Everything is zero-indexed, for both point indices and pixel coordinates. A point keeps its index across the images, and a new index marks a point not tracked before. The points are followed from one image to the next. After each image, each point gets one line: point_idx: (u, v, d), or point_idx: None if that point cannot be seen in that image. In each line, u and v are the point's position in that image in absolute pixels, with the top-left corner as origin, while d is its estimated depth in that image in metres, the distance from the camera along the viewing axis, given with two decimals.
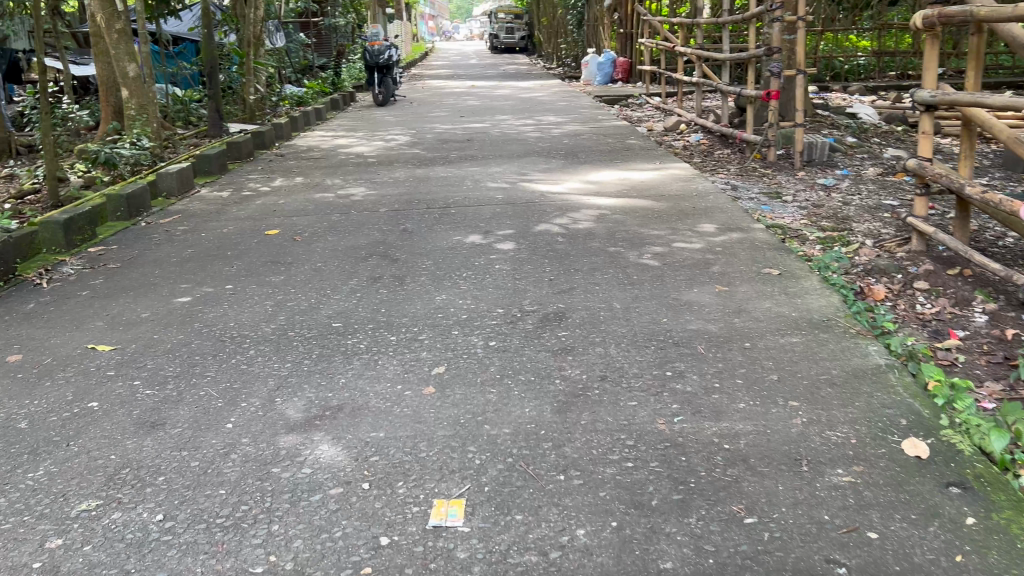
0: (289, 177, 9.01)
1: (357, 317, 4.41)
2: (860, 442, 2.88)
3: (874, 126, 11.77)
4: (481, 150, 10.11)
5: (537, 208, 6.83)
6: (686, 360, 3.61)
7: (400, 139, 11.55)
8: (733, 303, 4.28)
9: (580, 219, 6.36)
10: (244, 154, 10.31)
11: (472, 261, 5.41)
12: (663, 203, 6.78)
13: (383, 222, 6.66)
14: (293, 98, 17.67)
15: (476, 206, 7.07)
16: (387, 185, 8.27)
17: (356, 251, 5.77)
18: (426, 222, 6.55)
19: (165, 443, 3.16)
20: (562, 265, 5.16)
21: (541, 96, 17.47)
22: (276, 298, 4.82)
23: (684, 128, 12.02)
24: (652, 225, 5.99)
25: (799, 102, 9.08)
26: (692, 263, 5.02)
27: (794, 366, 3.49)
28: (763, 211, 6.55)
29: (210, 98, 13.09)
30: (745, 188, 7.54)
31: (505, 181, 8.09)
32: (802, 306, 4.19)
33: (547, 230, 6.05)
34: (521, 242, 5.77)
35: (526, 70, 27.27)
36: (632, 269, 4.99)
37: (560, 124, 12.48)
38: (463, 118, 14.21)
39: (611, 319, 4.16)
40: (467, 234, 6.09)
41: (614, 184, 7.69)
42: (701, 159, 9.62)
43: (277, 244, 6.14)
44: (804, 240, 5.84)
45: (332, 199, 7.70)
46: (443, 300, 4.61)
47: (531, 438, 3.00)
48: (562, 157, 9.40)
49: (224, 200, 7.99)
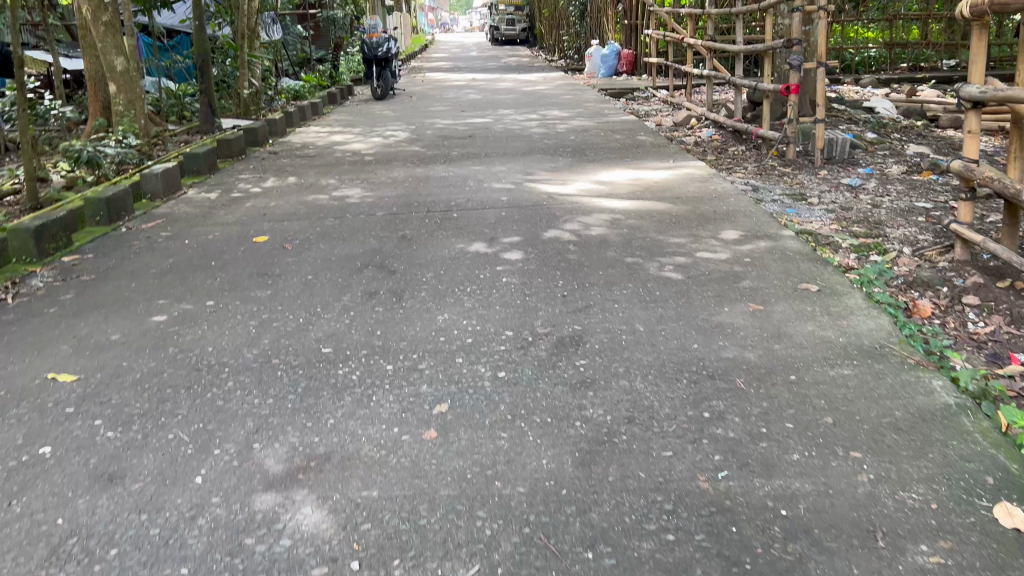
0: (281, 177, 8.55)
1: (350, 340, 3.96)
2: (943, 509, 2.43)
3: (893, 120, 11.29)
4: (483, 148, 9.63)
5: (545, 212, 6.37)
6: (724, 398, 3.15)
7: (399, 135, 11.08)
8: (770, 325, 3.82)
9: (592, 224, 5.91)
10: (235, 151, 9.84)
11: (477, 273, 4.96)
12: (681, 206, 6.32)
13: (379, 228, 6.20)
14: (289, 92, 17.19)
15: (479, 209, 6.61)
16: (385, 186, 7.80)
17: (350, 262, 5.31)
18: (426, 228, 6.09)
19: (122, 503, 2.71)
20: (576, 279, 4.70)
21: (544, 90, 16.97)
22: (261, 318, 4.37)
23: (695, 123, 11.55)
24: (671, 232, 5.53)
25: (820, 97, 8.58)
26: (719, 277, 4.55)
27: (850, 406, 3.04)
28: (788, 215, 6.09)
29: (202, 92, 12.61)
30: (766, 189, 7.07)
31: (510, 181, 7.63)
32: (849, 329, 3.72)
33: (557, 237, 5.60)
34: (529, 252, 5.31)
35: (527, 63, 26.74)
36: (652, 284, 4.53)
37: (565, 119, 11.99)
38: (463, 112, 13.72)
39: (635, 344, 3.70)
40: (471, 242, 5.63)
41: (627, 185, 7.22)
42: (715, 156, 9.15)
43: (265, 253, 5.68)
44: (836, 249, 5.37)
45: (326, 202, 7.24)
46: (445, 320, 4.16)
47: (552, 501, 2.56)
48: (569, 155, 8.92)
49: (212, 202, 7.53)
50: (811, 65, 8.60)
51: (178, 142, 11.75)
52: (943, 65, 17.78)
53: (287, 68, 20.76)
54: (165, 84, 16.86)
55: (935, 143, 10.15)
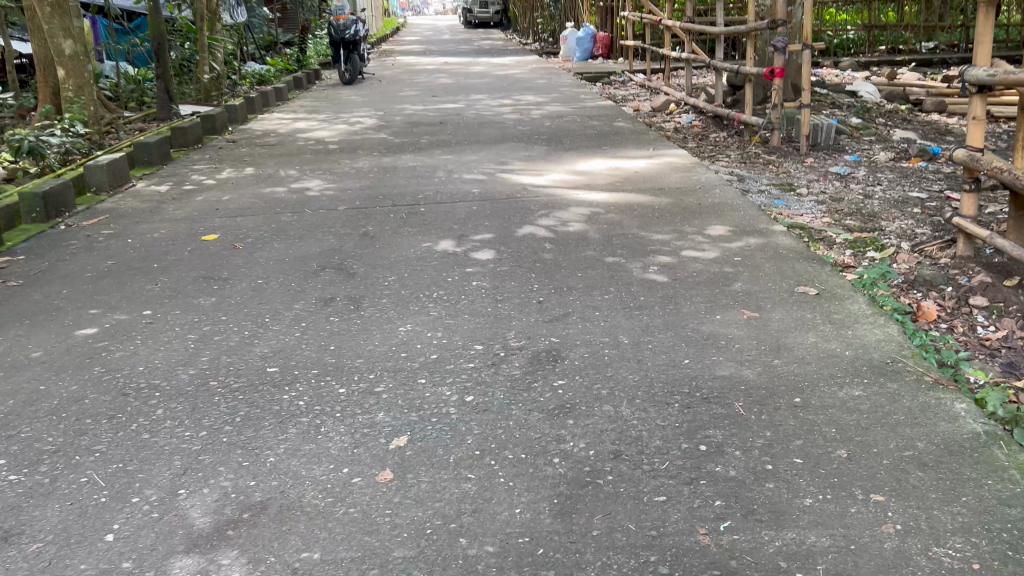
0: (239, 168, 8.04)
1: (300, 358, 3.53)
2: (987, 570, 2.06)
3: (877, 105, 10.96)
4: (454, 135, 9.18)
5: (519, 205, 5.96)
6: (723, 426, 2.77)
7: (366, 122, 10.58)
8: (768, 336, 3.45)
9: (569, 219, 5.51)
10: (191, 140, 9.29)
11: (444, 276, 4.53)
12: (663, 197, 5.96)
13: (340, 224, 5.75)
14: (254, 77, 16.59)
15: (449, 203, 6.17)
16: (348, 176, 7.34)
17: (307, 262, 4.87)
18: (390, 224, 5.65)
19: (14, 571, 2.27)
20: (552, 282, 4.29)
21: (518, 74, 16.49)
22: (202, 331, 3.92)
23: (674, 107, 11.18)
24: (655, 228, 5.16)
25: (805, 81, 8.21)
26: (708, 279, 4.18)
27: (865, 436, 2.66)
28: (778, 207, 5.73)
29: (159, 77, 12.00)
30: (752, 178, 6.71)
31: (482, 171, 7.20)
32: (856, 341, 3.35)
33: (531, 234, 5.20)
34: (502, 251, 4.90)
35: (500, 45, 26.23)
36: (636, 288, 4.13)
37: (539, 104, 11.54)
38: (435, 97, 13.23)
39: (620, 359, 3.30)
40: (439, 239, 5.21)
41: (606, 175, 6.84)
42: (696, 143, 8.78)
43: (214, 253, 5.22)
44: (830, 244, 5.01)
45: (284, 196, 6.77)
46: (407, 332, 3.73)
47: (526, 565, 2.16)
48: (544, 142, 8.50)
49: (162, 196, 7.02)
50: (797, 48, 8.22)
51: (133, 130, 11.18)
52: (922, 48, 17.53)
53: (253, 52, 20.10)
54: (124, 69, 16.21)
55: (921, 128, 9.84)
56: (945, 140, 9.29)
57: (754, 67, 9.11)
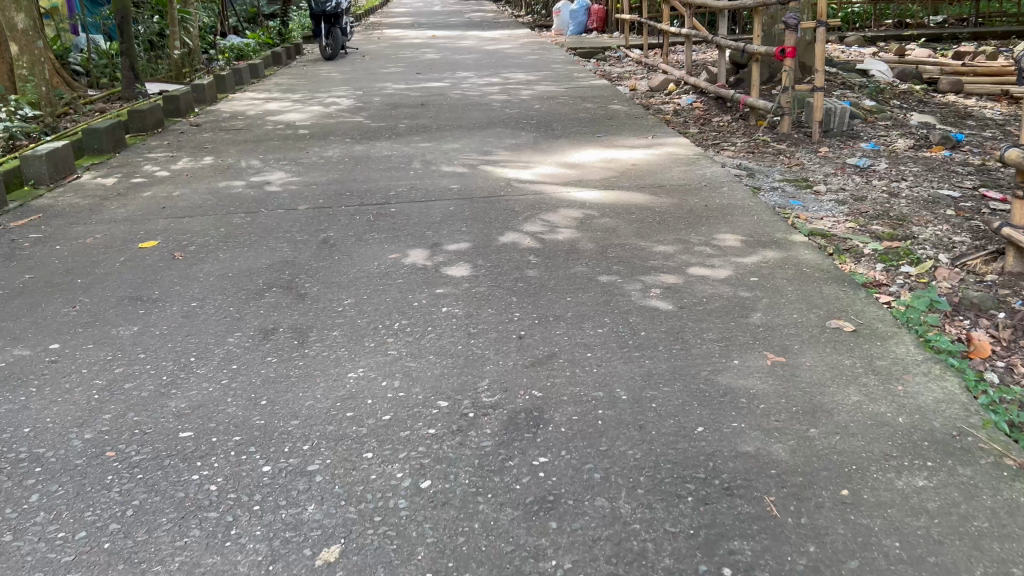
0: (197, 157, 7.32)
1: (223, 417, 2.86)
2: None
3: (890, 84, 10.25)
4: (435, 119, 8.47)
5: (502, 205, 5.30)
6: (752, 536, 2.12)
7: (342, 103, 9.84)
8: (798, 394, 2.79)
9: (558, 224, 4.84)
10: (150, 125, 8.54)
11: (410, 298, 3.86)
12: (664, 196, 5.28)
13: (298, 228, 5.08)
14: (232, 51, 15.74)
15: (423, 202, 5.50)
16: (316, 167, 6.65)
17: (252, 280, 4.20)
18: (354, 229, 4.97)
19: None
20: (536, 309, 3.62)
21: (508, 49, 15.69)
22: (112, 375, 3.23)
23: (674, 87, 10.46)
24: (655, 238, 4.49)
25: (818, 62, 7.49)
26: (721, 308, 3.51)
27: (940, 555, 2.02)
28: (794, 210, 5.07)
29: (123, 54, 11.19)
30: (762, 173, 6.03)
31: (463, 163, 6.51)
32: (908, 402, 2.70)
33: (514, 244, 4.54)
34: (478, 266, 4.22)
35: (492, 18, 25.34)
36: (634, 319, 3.47)
37: (530, 83, 10.80)
38: (419, 75, 12.48)
39: (616, 425, 2.65)
40: (408, 250, 4.53)
41: (600, 169, 6.15)
42: (698, 129, 8.09)
43: (150, 266, 4.52)
44: (857, 257, 4.36)
45: (241, 191, 6.06)
46: (356, 380, 3.06)
47: None
48: (533, 128, 7.79)
49: (107, 191, 6.30)
50: (810, 25, 7.45)
51: (93, 110, 10.39)
52: (930, 21, 16.80)
53: (234, 25, 19.20)
54: (96, 42, 15.35)
55: (939, 110, 9.15)
56: (965, 124, 8.60)
57: (761, 45, 8.39)
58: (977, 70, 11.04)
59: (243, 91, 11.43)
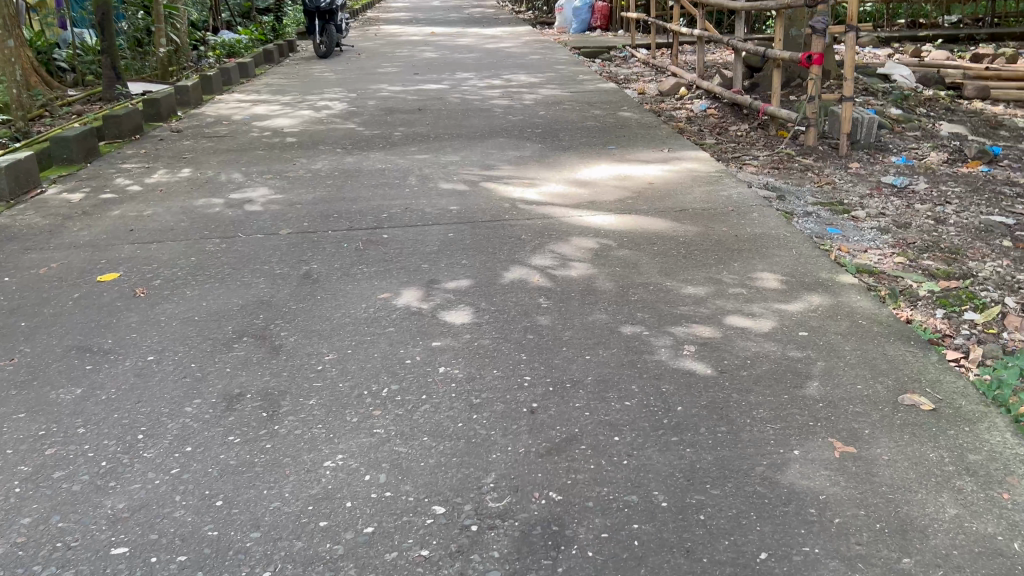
0: (175, 168, 6.76)
1: (169, 526, 2.32)
2: None
3: (912, 89, 9.69)
4: (433, 126, 7.92)
5: (507, 232, 4.77)
6: None
7: (334, 107, 9.29)
8: (879, 503, 2.25)
9: (570, 257, 4.31)
10: (127, 131, 7.97)
11: (401, 354, 3.31)
12: (687, 223, 4.74)
13: (277, 258, 4.54)
14: (223, 48, 15.16)
15: (418, 226, 4.97)
16: (302, 182, 6.11)
17: (220, 327, 3.65)
18: (341, 260, 4.43)
19: None
20: (550, 370, 3.08)
21: (509, 48, 15.11)
22: (41, 460, 2.68)
23: (685, 92, 9.91)
24: (681, 276, 3.94)
25: (846, 69, 6.93)
26: (768, 374, 2.97)
27: None
28: (834, 241, 4.53)
29: (104, 52, 10.61)
30: (792, 194, 5.49)
31: (463, 180, 5.97)
32: (1021, 520, 2.17)
33: (521, 282, 4.00)
34: (481, 311, 3.67)
35: (492, 14, 24.73)
36: (667, 387, 2.92)
37: (532, 86, 10.23)
38: (416, 75, 11.92)
39: (656, 548, 2.12)
40: (402, 289, 3.98)
41: (614, 188, 5.61)
42: (715, 139, 7.55)
43: (105, 306, 3.97)
44: (912, 301, 3.80)
45: (219, 210, 5.51)
46: (335, 472, 2.52)
47: None
48: (538, 138, 7.23)
49: (72, 208, 5.74)
50: (839, 30, 6.88)
51: (70, 112, 9.82)
52: (944, 22, 16.27)
53: (227, 20, 18.61)
54: (82, 36, 14.75)
55: (968, 119, 8.61)
56: (997, 135, 8.06)
57: (782, 49, 7.83)
58: (1002, 75, 10.47)
59: (231, 92, 10.86)
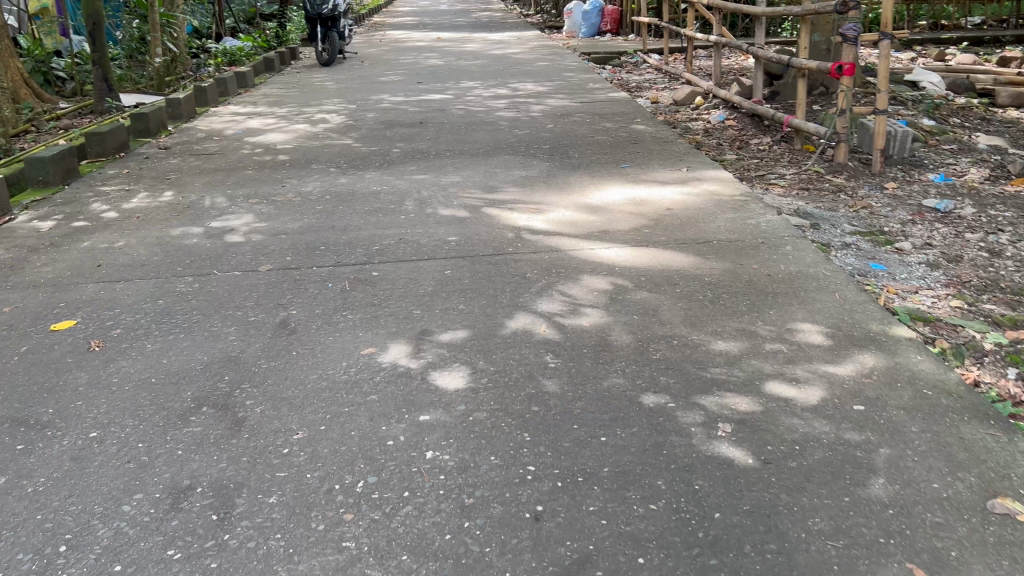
0: (156, 191, 6.29)
1: None
2: None
3: (943, 97, 9.14)
4: (435, 142, 7.44)
5: (510, 269, 4.27)
6: None
7: (331, 120, 8.82)
8: None
9: (583, 301, 3.80)
10: (110, 149, 7.49)
11: (385, 430, 2.81)
12: (711, 259, 4.22)
13: (254, 300, 4.06)
14: (223, 56, 14.70)
15: (413, 261, 4.48)
16: (290, 208, 5.63)
17: (177, 394, 3.15)
18: (324, 304, 3.95)
19: None
20: (558, 457, 2.58)
21: (516, 54, 14.60)
22: None
23: (701, 101, 9.38)
24: (709, 328, 3.43)
25: (880, 80, 6.37)
26: (822, 467, 2.46)
27: None
28: (879, 281, 4.03)
29: (93, 62, 10.16)
30: (826, 221, 4.98)
31: (465, 204, 5.49)
32: None
33: (526, 334, 3.50)
34: (478, 372, 3.17)
35: (500, 17, 24.23)
36: (700, 483, 2.42)
37: (540, 96, 9.73)
38: (419, 84, 11.44)
39: None
40: (388, 342, 3.49)
41: (628, 215, 5.08)
42: (736, 155, 7.03)
43: (53, 363, 3.48)
44: (978, 357, 3.28)
45: (197, 241, 5.03)
46: None
47: None
48: (546, 155, 6.73)
49: (40, 238, 5.27)
50: (872, 38, 6.33)
51: (57, 127, 9.37)
52: (967, 23, 15.68)
53: (230, 26, 18.19)
54: (80, 45, 14.30)
55: (1006, 130, 8.06)
56: None
57: (808, 58, 7.30)
58: None
59: (227, 103, 10.41)
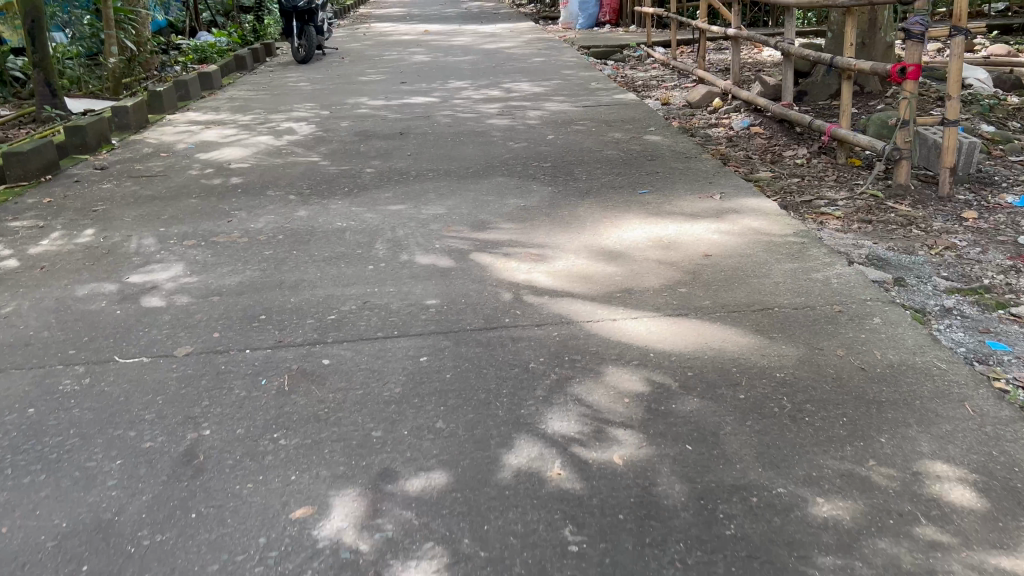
0: (75, 228, 5.18)
1: None
2: None
3: (994, 96, 8.05)
4: (415, 159, 6.34)
5: (507, 354, 3.18)
6: None
7: (299, 130, 7.70)
8: None
9: (612, 414, 2.72)
10: (32, 172, 6.36)
11: None
12: (776, 339, 3.14)
13: (159, 409, 2.95)
14: (193, 53, 13.53)
15: (381, 339, 3.39)
16: (232, 253, 4.53)
17: None
18: (252, 416, 2.86)
19: None
20: None
21: (509, 48, 13.42)
22: None
23: (719, 103, 8.27)
24: (799, 473, 2.35)
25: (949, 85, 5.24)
26: None
27: None
28: (1012, 371, 2.94)
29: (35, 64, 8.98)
30: (911, 271, 3.91)
31: (448, 248, 4.39)
32: None
33: (535, 479, 2.41)
34: (460, 563, 2.09)
35: (491, 7, 23.06)
36: None
37: (538, 99, 8.60)
38: (403, 85, 10.30)
39: None
40: (332, 493, 2.40)
41: (656, 263, 4.01)
42: (770, 172, 5.94)
43: None
44: None
45: (106, 305, 3.94)
46: None
47: None
48: (548, 176, 5.63)
49: None
50: (941, 34, 5.18)
51: None
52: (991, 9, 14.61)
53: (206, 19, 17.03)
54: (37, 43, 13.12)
55: None
56: None
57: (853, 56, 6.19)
58: None
59: (185, 109, 9.27)
